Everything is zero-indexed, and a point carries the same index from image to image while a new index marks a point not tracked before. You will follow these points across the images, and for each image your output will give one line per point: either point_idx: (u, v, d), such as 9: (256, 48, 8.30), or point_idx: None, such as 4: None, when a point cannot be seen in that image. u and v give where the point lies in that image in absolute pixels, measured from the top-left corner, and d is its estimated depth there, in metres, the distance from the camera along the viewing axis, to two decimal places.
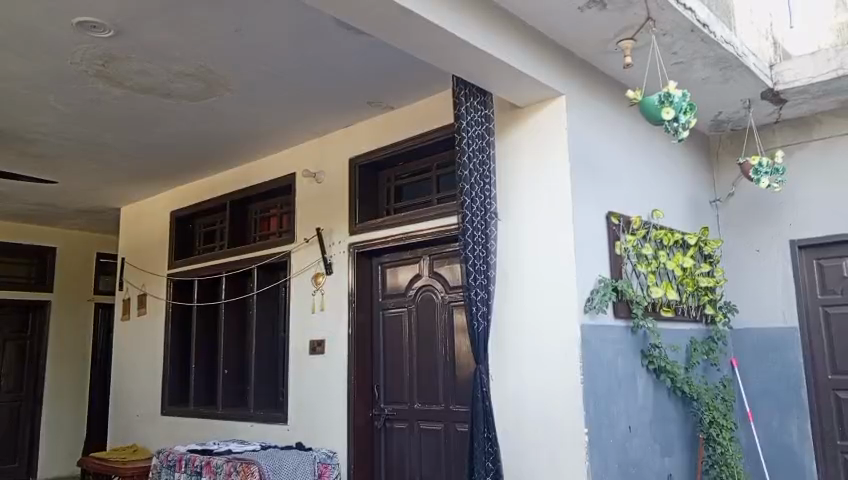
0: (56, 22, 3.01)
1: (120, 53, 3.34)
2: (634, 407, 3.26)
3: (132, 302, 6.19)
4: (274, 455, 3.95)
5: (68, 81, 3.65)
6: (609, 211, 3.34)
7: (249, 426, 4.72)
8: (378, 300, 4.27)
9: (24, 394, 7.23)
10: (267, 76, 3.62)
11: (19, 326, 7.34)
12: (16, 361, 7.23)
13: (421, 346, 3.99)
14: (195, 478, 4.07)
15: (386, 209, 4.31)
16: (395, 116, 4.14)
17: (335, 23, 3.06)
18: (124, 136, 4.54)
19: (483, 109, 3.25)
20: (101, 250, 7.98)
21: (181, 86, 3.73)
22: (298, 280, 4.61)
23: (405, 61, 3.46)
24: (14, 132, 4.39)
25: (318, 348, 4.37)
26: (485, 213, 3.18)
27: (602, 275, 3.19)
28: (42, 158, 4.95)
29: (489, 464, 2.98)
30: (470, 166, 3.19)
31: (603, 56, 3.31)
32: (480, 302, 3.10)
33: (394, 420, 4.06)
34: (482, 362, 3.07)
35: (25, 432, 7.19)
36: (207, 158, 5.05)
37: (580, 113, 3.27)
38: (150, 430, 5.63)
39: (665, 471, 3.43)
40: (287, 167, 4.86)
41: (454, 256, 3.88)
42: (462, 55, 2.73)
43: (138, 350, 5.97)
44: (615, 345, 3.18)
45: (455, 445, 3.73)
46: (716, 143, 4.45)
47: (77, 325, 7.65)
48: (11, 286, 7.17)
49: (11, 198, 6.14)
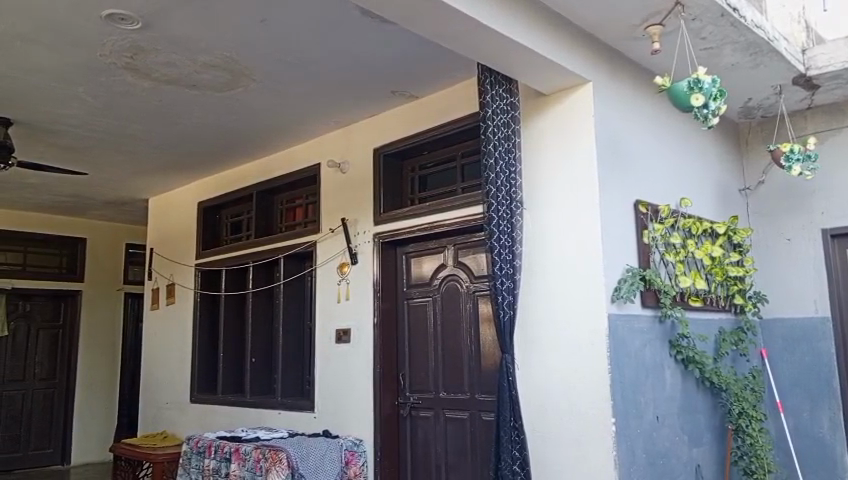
0: (85, 16, 3.06)
1: (148, 46, 3.38)
2: (661, 397, 3.23)
3: (161, 292, 6.27)
4: (302, 442, 3.99)
5: (97, 74, 3.70)
6: (637, 200, 3.31)
7: (276, 414, 4.79)
8: (402, 290, 4.27)
9: (57, 382, 7.41)
10: (291, 67, 3.64)
11: (52, 314, 7.50)
12: (49, 349, 7.42)
13: (446, 337, 4.00)
14: (225, 464, 4.14)
15: (410, 199, 4.32)
16: (419, 106, 4.13)
17: (360, 12, 3.06)
18: (151, 128, 4.60)
19: (508, 97, 3.22)
20: (131, 241, 8.10)
21: (207, 78, 3.77)
22: (324, 270, 4.64)
23: (428, 50, 3.45)
24: (45, 124, 4.48)
25: (344, 337, 4.40)
26: (511, 203, 3.17)
27: (630, 265, 3.16)
28: (72, 150, 5.04)
29: (515, 453, 2.98)
30: (495, 154, 3.18)
31: (629, 43, 3.26)
32: (506, 291, 3.09)
33: (419, 409, 4.08)
34: (508, 352, 3.06)
35: (59, 419, 7.38)
36: (233, 149, 5.10)
37: (607, 100, 3.23)
38: (180, 417, 5.73)
39: (693, 462, 3.40)
40: (312, 158, 4.89)
41: (478, 246, 3.87)
42: (489, 43, 2.72)
43: (167, 340, 6.07)
44: (642, 335, 3.16)
45: (480, 434, 3.74)
46: (746, 130, 4.37)
47: (108, 315, 7.79)
48: (42, 277, 7.34)
49: (42, 190, 6.26)
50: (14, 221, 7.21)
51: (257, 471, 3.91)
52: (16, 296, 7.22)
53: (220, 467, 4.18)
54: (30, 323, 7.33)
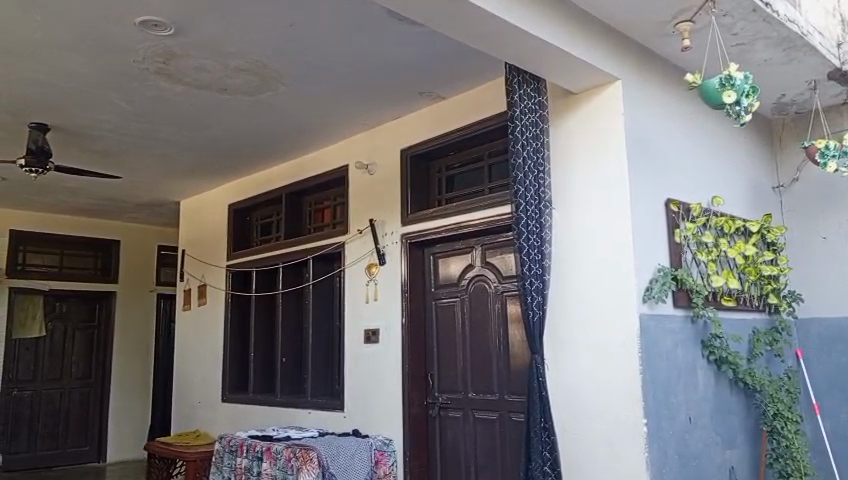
0: (119, 23, 3.12)
1: (180, 51, 3.44)
2: (694, 398, 3.19)
3: (193, 292, 6.38)
4: (332, 442, 4.02)
5: (131, 80, 3.78)
6: (668, 198, 3.27)
7: (306, 413, 4.85)
8: (430, 290, 4.29)
9: (93, 381, 7.59)
10: (319, 70, 3.68)
11: (88, 315, 7.68)
12: (85, 349, 7.61)
13: (474, 338, 4.00)
14: (257, 463, 4.18)
15: (437, 199, 4.33)
16: (447, 106, 4.14)
17: (389, 14, 3.08)
18: (183, 132, 4.67)
19: (536, 96, 3.23)
20: (163, 243, 8.24)
21: (238, 82, 3.82)
22: (352, 271, 4.68)
23: (455, 50, 3.46)
24: (81, 129, 4.58)
25: (372, 337, 4.43)
26: (539, 202, 3.16)
27: (661, 264, 3.13)
28: (107, 154, 5.15)
29: (546, 454, 2.97)
30: (523, 153, 3.17)
31: (659, 40, 3.22)
32: (535, 292, 3.08)
33: (448, 409, 4.09)
34: (537, 352, 3.05)
35: (95, 417, 7.56)
36: (262, 151, 5.16)
37: (636, 98, 3.21)
38: (212, 416, 5.82)
39: (727, 464, 3.36)
40: (340, 159, 4.93)
41: (506, 246, 3.86)
42: (517, 43, 2.72)
43: (199, 340, 6.16)
44: (674, 335, 3.12)
45: (510, 435, 3.73)
46: (779, 126, 4.30)
47: (141, 315, 7.92)
48: (77, 278, 7.51)
49: (78, 193, 6.41)
50: (51, 224, 7.39)
51: (289, 470, 3.94)
52: (53, 297, 7.42)
53: (252, 466, 4.22)
54: (67, 323, 7.52)
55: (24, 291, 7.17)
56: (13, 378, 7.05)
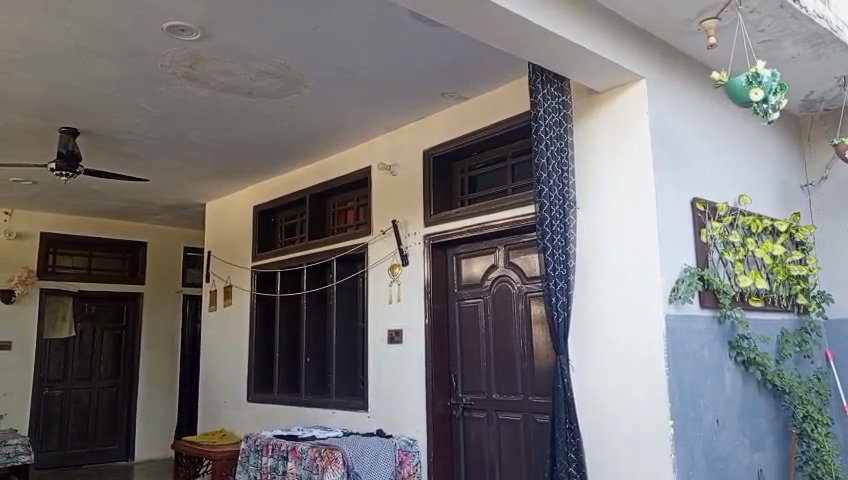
0: (148, 29, 3.18)
1: (206, 56, 3.49)
2: (721, 399, 3.16)
3: (218, 293, 6.45)
4: (356, 442, 4.04)
5: (158, 84, 3.85)
6: (694, 198, 3.25)
7: (331, 413, 4.89)
8: (453, 291, 4.30)
9: (121, 381, 7.71)
10: (343, 73, 3.70)
11: (115, 316, 7.80)
12: (113, 349, 7.73)
13: (497, 338, 3.99)
14: (282, 462, 4.22)
15: (459, 200, 4.33)
16: (469, 107, 4.13)
17: (411, 16, 3.09)
18: (208, 135, 4.74)
19: (559, 96, 3.21)
20: (189, 245, 8.35)
21: (263, 85, 3.86)
22: (375, 271, 4.70)
23: (478, 51, 3.46)
24: (109, 133, 4.66)
25: (396, 337, 4.44)
26: (564, 202, 3.15)
27: (688, 264, 3.11)
28: (134, 158, 5.24)
29: (571, 455, 2.94)
30: (547, 153, 3.15)
31: (683, 37, 3.20)
32: (559, 293, 3.06)
33: (472, 409, 4.09)
34: (562, 353, 3.03)
35: (122, 417, 7.67)
36: (286, 154, 5.21)
37: (661, 97, 3.18)
38: (237, 415, 5.88)
39: (755, 467, 3.31)
40: (363, 161, 4.96)
41: (530, 247, 3.85)
42: (542, 43, 2.71)
43: (225, 340, 6.23)
44: (701, 336, 3.09)
45: (535, 436, 3.72)
46: (807, 123, 4.24)
47: (167, 316, 8.04)
48: (105, 279, 7.64)
49: (106, 196, 6.52)
50: (80, 226, 7.53)
51: (314, 470, 3.96)
52: (82, 298, 7.55)
53: (277, 465, 4.26)
54: (95, 324, 7.64)
55: (54, 292, 7.30)
56: (44, 378, 7.19)
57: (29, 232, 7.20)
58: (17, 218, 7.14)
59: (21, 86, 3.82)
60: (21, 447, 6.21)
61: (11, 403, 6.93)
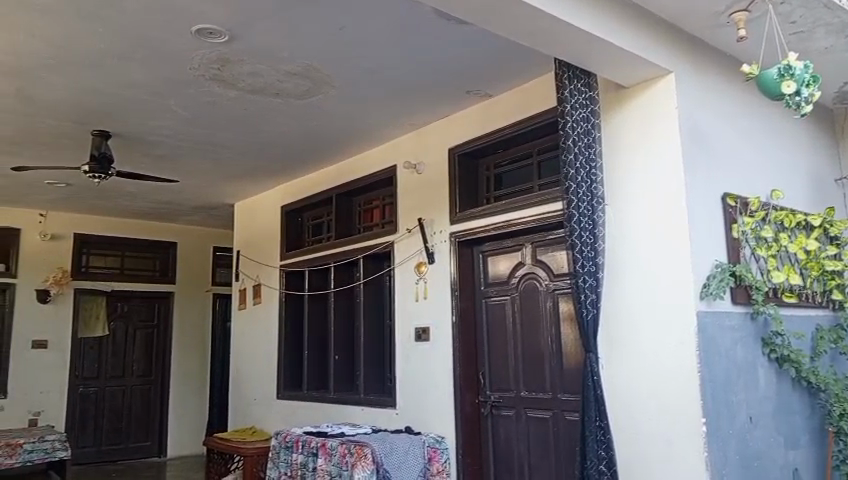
0: (177, 33, 3.23)
1: (234, 58, 3.53)
2: (754, 396, 3.12)
3: (248, 292, 6.53)
4: (386, 438, 4.06)
5: (187, 87, 3.91)
6: (725, 193, 3.20)
7: (359, 410, 4.92)
8: (480, 289, 4.29)
9: (153, 379, 7.84)
10: (368, 72, 3.73)
11: (147, 314, 7.91)
12: (145, 347, 7.85)
13: (525, 336, 3.99)
14: (312, 458, 4.26)
15: (485, 198, 4.32)
16: (495, 105, 4.12)
17: (436, 14, 3.10)
18: (236, 136, 4.79)
19: (587, 91, 3.19)
20: (218, 245, 8.46)
21: (290, 86, 3.90)
22: (402, 269, 4.71)
23: (503, 48, 3.45)
24: (140, 135, 4.75)
25: (423, 335, 4.46)
26: (591, 198, 3.13)
27: (719, 260, 3.07)
28: (165, 159, 5.32)
29: (601, 453, 2.92)
30: (575, 149, 3.12)
31: (713, 31, 3.17)
32: (588, 290, 3.04)
33: (500, 407, 4.09)
34: (592, 351, 3.01)
35: (155, 414, 7.80)
36: (313, 154, 5.26)
37: (690, 91, 3.14)
38: (267, 413, 5.95)
39: (791, 465, 3.26)
40: (389, 160, 4.98)
41: (558, 244, 3.84)
42: (568, 39, 2.70)
43: (254, 338, 6.31)
44: (733, 333, 3.05)
45: (564, 434, 3.71)
46: (842, 116, 4.16)
47: (197, 314, 8.17)
48: (137, 279, 7.79)
49: (137, 198, 6.65)
50: (112, 227, 7.68)
51: (344, 466, 3.98)
52: (115, 297, 7.69)
53: (308, 461, 4.29)
54: (128, 322, 7.77)
55: (88, 291, 7.48)
56: (79, 375, 7.35)
57: (63, 233, 7.37)
58: (51, 220, 7.31)
59: (55, 90, 3.91)
60: (58, 443, 6.35)
61: (48, 400, 7.10)
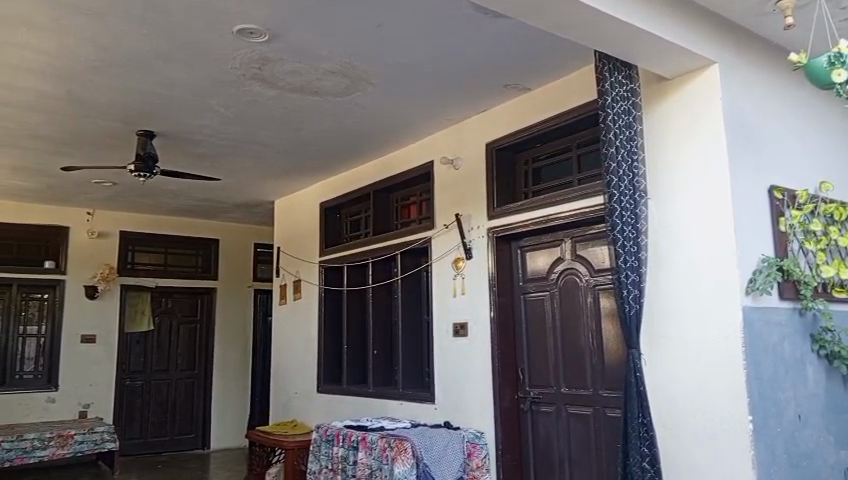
0: (219, 33, 3.29)
1: (274, 57, 3.58)
2: (803, 394, 3.05)
3: (288, 288, 6.62)
4: (425, 433, 4.09)
5: (228, 86, 3.98)
6: (772, 185, 3.13)
7: (398, 404, 4.96)
8: (519, 284, 4.28)
9: (196, 373, 8.00)
10: (406, 68, 3.74)
11: (190, 310, 8.08)
12: (189, 342, 8.01)
13: (565, 333, 3.96)
14: (353, 452, 4.31)
15: (524, 192, 4.30)
16: (533, 98, 4.09)
17: (474, 8, 3.08)
18: (275, 134, 4.87)
19: (628, 83, 3.14)
20: (258, 241, 8.60)
21: (328, 84, 3.94)
22: (440, 265, 4.72)
23: (542, 41, 3.42)
24: (183, 135, 4.86)
25: (461, 331, 4.47)
26: (633, 193, 3.10)
27: (766, 255, 2.99)
28: (206, 158, 5.43)
29: (644, 449, 2.89)
30: (616, 142, 3.08)
31: (759, 19, 3.11)
32: (631, 285, 3.00)
33: (540, 403, 4.07)
34: (634, 347, 2.97)
35: (199, 408, 7.97)
36: (351, 150, 5.30)
37: (735, 82, 3.07)
38: (308, 406, 6.04)
39: (842, 466, 3.17)
40: (426, 155, 4.98)
41: (598, 239, 3.80)
42: (609, 31, 2.66)
43: (295, 333, 6.40)
44: (781, 329, 2.99)
45: (605, 430, 3.67)
46: None
47: (239, 309, 8.31)
48: (181, 275, 7.96)
49: (180, 195, 6.80)
50: (155, 224, 7.88)
51: (384, 460, 4.03)
52: (159, 293, 7.87)
53: (348, 455, 4.35)
54: (172, 318, 7.94)
55: (134, 287, 7.68)
56: (127, 369, 7.58)
57: (109, 231, 7.59)
58: (98, 218, 7.54)
59: (102, 92, 4.02)
60: (107, 434, 6.55)
61: (97, 393, 7.34)
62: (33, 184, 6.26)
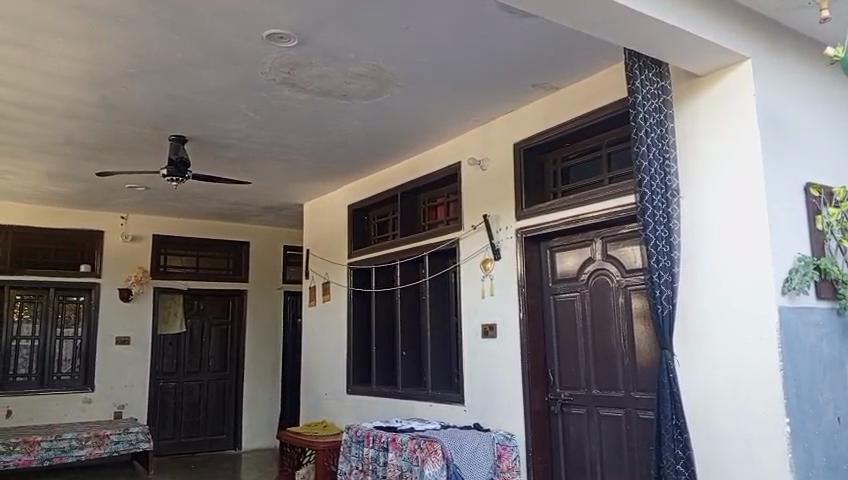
0: (249, 38, 3.33)
1: (303, 61, 3.62)
2: (842, 396, 2.98)
3: (317, 289, 6.67)
4: (455, 435, 4.09)
5: (258, 91, 4.03)
6: (808, 183, 3.06)
7: (427, 406, 4.96)
8: (548, 285, 4.25)
9: (228, 374, 8.11)
10: (433, 70, 3.74)
11: (222, 312, 8.21)
12: (220, 343, 8.14)
13: (595, 334, 3.92)
14: (382, 453, 4.32)
15: (553, 192, 4.27)
16: (562, 97, 4.06)
17: (501, 8, 3.08)
18: (305, 137, 4.91)
19: (658, 81, 3.11)
20: (288, 244, 8.68)
21: (356, 86, 3.96)
22: (468, 266, 4.71)
23: (570, 40, 3.40)
24: (214, 139, 4.93)
25: (490, 332, 4.45)
26: (665, 191, 3.07)
27: (802, 253, 2.93)
28: (237, 162, 5.50)
29: (678, 452, 2.85)
30: (647, 141, 3.05)
31: (793, 13, 3.06)
32: (663, 285, 2.96)
33: (571, 405, 4.04)
34: (667, 348, 2.94)
35: (230, 409, 8.07)
36: (379, 153, 5.32)
37: (769, 77, 3.01)
38: (338, 407, 6.07)
39: None
40: (454, 156, 4.98)
41: (629, 238, 3.76)
42: (638, 29, 2.64)
43: (324, 335, 6.45)
44: (818, 329, 2.92)
45: (637, 432, 3.63)
46: None
47: (269, 311, 8.39)
48: (212, 278, 8.08)
49: (211, 199, 6.89)
50: (187, 228, 8.01)
51: (414, 461, 4.04)
52: (191, 296, 8.01)
53: (378, 456, 4.36)
54: (204, 320, 8.08)
55: (166, 290, 7.82)
56: (159, 371, 7.71)
57: (142, 234, 7.73)
58: (132, 222, 7.68)
59: (136, 98, 4.09)
60: (142, 434, 6.68)
61: (131, 393, 7.47)
62: (69, 189, 6.40)
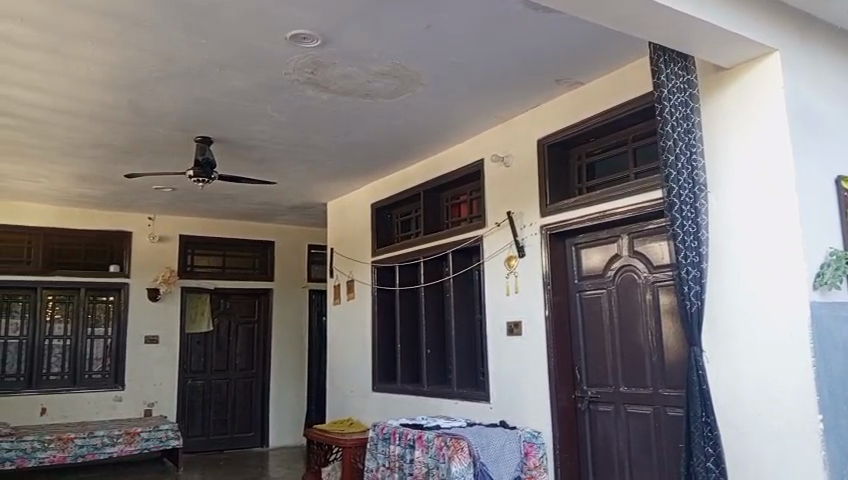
0: (273, 40, 3.36)
1: (327, 61, 3.64)
2: None
3: (342, 287, 6.71)
4: (481, 433, 4.10)
5: (282, 92, 4.06)
6: (839, 176, 3.01)
7: (453, 403, 4.97)
8: (574, 282, 4.23)
9: (255, 372, 8.21)
10: (456, 67, 3.74)
11: (248, 310, 8.30)
12: (247, 341, 8.23)
13: (623, 331, 3.90)
14: (409, 450, 4.33)
15: (578, 188, 4.25)
16: (585, 92, 4.03)
17: (524, 5, 3.07)
18: (329, 137, 4.94)
19: (684, 75, 3.08)
20: (313, 243, 8.74)
21: (380, 85, 3.98)
22: (493, 263, 4.70)
23: (594, 35, 3.38)
24: (239, 140, 4.99)
25: (515, 329, 4.44)
26: (693, 186, 3.03)
27: (834, 247, 2.88)
28: (261, 162, 5.55)
29: (708, 449, 2.82)
30: (673, 135, 3.01)
31: (822, 3, 3.01)
32: (692, 281, 2.93)
33: (598, 402, 4.02)
34: (696, 344, 2.90)
35: (257, 406, 8.16)
36: (403, 151, 5.33)
37: (798, 68, 2.96)
38: (363, 404, 6.11)
39: None
40: (477, 154, 4.97)
41: (656, 234, 3.72)
42: (664, 23, 2.61)
43: (349, 332, 6.48)
44: None
45: (666, 430, 3.60)
46: None
47: (294, 309, 8.47)
48: (239, 277, 8.17)
49: (237, 199, 6.97)
50: (212, 228, 8.11)
51: (440, 458, 4.04)
52: (218, 295, 8.11)
53: (405, 453, 4.38)
54: (231, 318, 8.16)
55: (194, 289, 7.92)
56: (187, 369, 7.83)
57: (169, 234, 7.84)
58: (159, 223, 7.80)
59: (163, 101, 4.15)
60: (171, 432, 6.78)
61: (160, 392, 7.59)
62: (98, 191, 6.52)
